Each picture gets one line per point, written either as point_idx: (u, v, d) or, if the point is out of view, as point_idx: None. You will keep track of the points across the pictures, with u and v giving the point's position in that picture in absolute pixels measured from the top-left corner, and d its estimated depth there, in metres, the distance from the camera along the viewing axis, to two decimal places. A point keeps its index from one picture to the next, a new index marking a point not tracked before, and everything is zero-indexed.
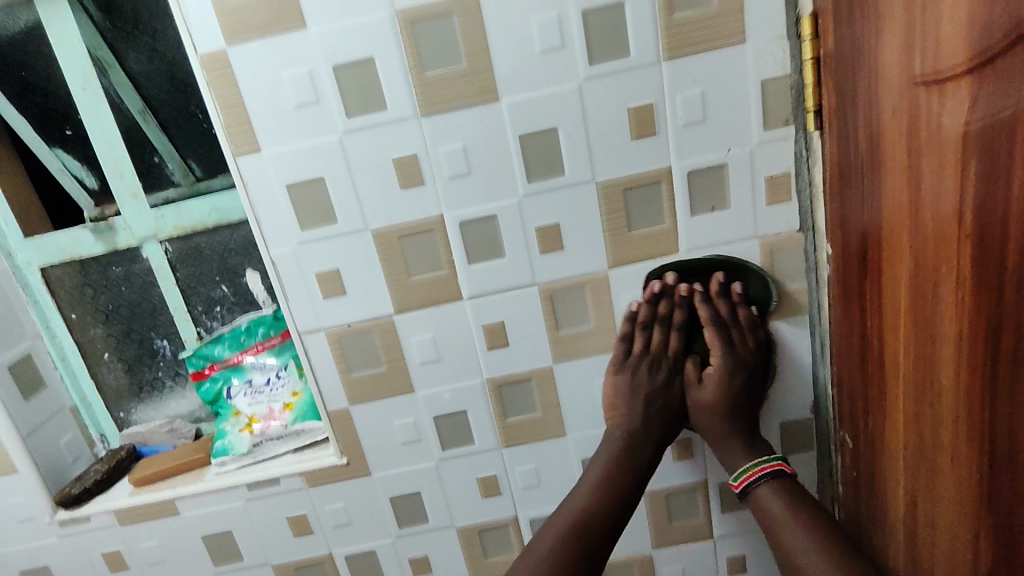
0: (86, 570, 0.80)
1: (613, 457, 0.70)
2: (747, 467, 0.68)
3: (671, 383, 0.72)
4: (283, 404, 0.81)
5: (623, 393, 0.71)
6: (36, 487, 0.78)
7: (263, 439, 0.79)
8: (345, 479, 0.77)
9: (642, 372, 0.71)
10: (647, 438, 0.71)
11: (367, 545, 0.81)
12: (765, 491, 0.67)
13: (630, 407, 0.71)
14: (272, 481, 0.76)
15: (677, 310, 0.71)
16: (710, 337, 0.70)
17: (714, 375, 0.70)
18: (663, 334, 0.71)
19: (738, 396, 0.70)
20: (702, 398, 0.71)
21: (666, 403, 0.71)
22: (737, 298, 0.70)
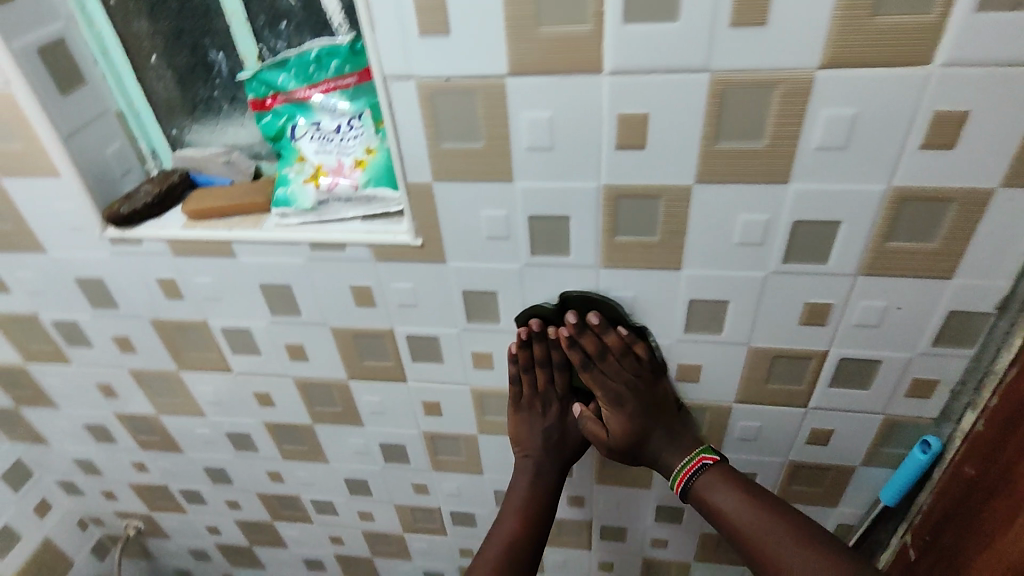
0: (143, 289, 0.77)
1: (525, 435, 0.79)
2: (680, 467, 0.72)
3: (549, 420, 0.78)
4: (355, 161, 0.67)
5: (521, 412, 0.78)
6: (83, 197, 0.70)
7: (330, 197, 0.67)
8: (417, 262, 0.68)
9: (534, 411, 0.78)
10: (614, 430, 0.73)
11: (431, 330, 0.75)
12: (705, 482, 0.70)
13: (534, 441, 0.79)
14: (336, 246, 0.67)
15: (552, 348, 0.72)
16: (617, 413, 0.72)
17: (616, 417, 0.72)
18: (547, 371, 0.75)
19: (636, 434, 0.73)
20: (553, 428, 0.78)
21: (546, 429, 0.78)
22: (595, 328, 0.68)
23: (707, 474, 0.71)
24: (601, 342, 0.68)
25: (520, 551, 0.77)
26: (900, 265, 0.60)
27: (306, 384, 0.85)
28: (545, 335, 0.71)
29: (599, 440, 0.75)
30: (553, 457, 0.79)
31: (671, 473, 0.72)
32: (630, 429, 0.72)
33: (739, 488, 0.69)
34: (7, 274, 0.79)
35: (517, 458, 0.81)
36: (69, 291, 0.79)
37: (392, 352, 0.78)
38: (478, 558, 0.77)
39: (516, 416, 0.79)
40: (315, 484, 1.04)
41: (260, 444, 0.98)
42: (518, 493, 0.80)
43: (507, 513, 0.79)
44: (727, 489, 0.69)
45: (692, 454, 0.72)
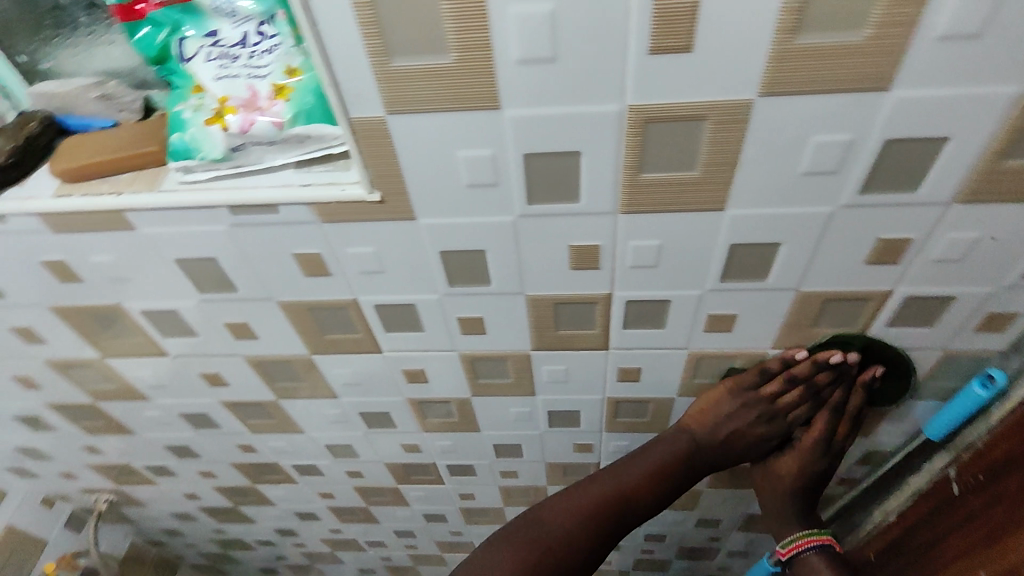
0: (27, 272, 0.60)
1: (718, 416, 0.68)
2: (805, 534, 0.73)
3: (733, 441, 0.69)
4: (272, 87, 0.47)
5: (706, 423, 0.69)
6: None
7: (247, 141, 0.48)
8: (376, 220, 0.51)
9: (743, 420, 0.68)
10: (754, 439, 0.70)
11: (406, 298, 0.60)
12: (817, 563, 0.72)
13: (720, 427, 0.68)
14: (267, 208, 0.50)
15: (836, 383, 0.65)
16: (811, 450, 0.69)
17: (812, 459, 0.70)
18: (792, 396, 0.66)
19: (792, 484, 0.72)
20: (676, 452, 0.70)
21: (729, 436, 0.69)
22: (867, 380, 0.65)
23: (819, 554, 0.72)
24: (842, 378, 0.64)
25: (584, 545, 0.67)
26: (1014, 188, 0.45)
27: (262, 362, 0.71)
28: (841, 367, 0.63)
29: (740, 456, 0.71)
30: (700, 457, 0.70)
31: (787, 538, 0.74)
32: (804, 475, 0.71)
33: (841, 575, 0.71)
34: None
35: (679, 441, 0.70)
36: None
37: (360, 323, 0.64)
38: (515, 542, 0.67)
39: (699, 422, 0.70)
40: (293, 451, 0.93)
41: (222, 421, 0.85)
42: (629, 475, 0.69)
43: (596, 513, 0.68)
44: (829, 574, 0.71)
45: (819, 532, 0.73)
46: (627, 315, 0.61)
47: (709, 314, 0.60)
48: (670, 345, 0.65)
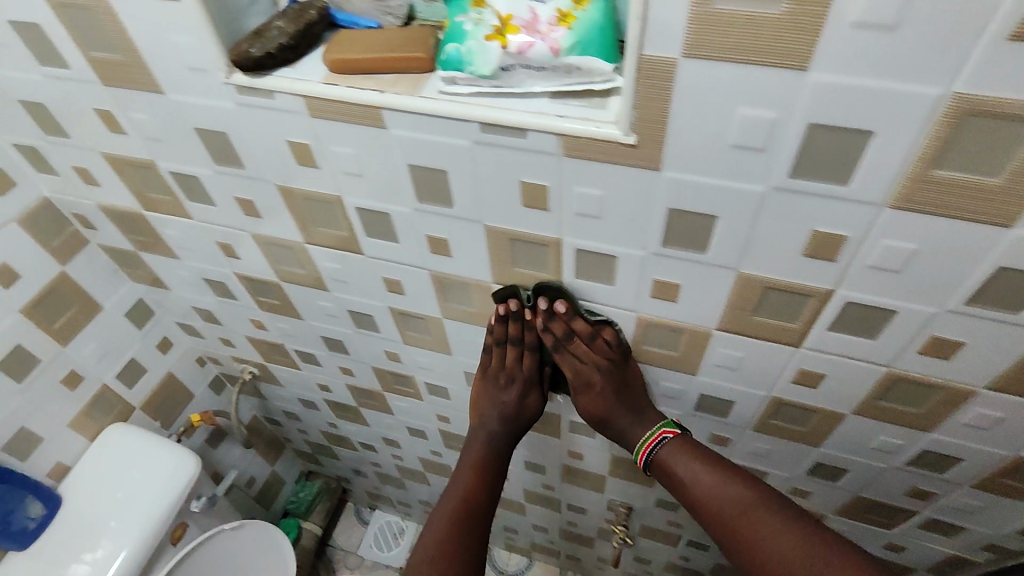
0: (271, 150, 0.63)
1: (485, 402, 0.81)
2: (647, 436, 0.75)
3: (505, 391, 0.80)
4: (557, 14, 0.47)
5: (484, 381, 0.81)
6: (205, 31, 0.53)
7: (517, 63, 0.48)
8: (619, 165, 0.50)
9: (496, 383, 0.80)
10: (522, 404, 0.80)
11: (610, 249, 0.59)
12: (666, 455, 0.74)
13: (488, 411, 0.82)
14: (516, 131, 0.50)
15: (527, 330, 0.74)
16: (604, 383, 0.73)
17: (603, 399, 0.74)
18: (516, 352, 0.78)
19: (604, 411, 0.75)
20: (526, 411, 0.81)
21: (501, 411, 0.81)
22: (601, 342, 0.71)
23: (667, 448, 0.74)
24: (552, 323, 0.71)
25: (479, 497, 0.79)
26: None
27: (443, 280, 0.74)
28: (587, 335, 0.71)
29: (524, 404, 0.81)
30: (501, 420, 0.81)
31: (636, 443, 0.76)
32: (601, 407, 0.75)
33: (699, 456, 0.72)
34: (120, 115, 0.67)
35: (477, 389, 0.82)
36: (189, 141, 0.66)
37: (553, 263, 0.64)
38: (444, 505, 0.79)
39: (479, 388, 0.82)
40: (432, 370, 0.97)
41: (382, 325, 0.90)
42: (474, 452, 0.83)
43: (461, 472, 0.81)
44: (686, 459, 0.72)
45: (669, 428, 0.75)
46: (839, 316, 0.57)
47: (932, 334, 0.55)
48: (870, 358, 0.61)
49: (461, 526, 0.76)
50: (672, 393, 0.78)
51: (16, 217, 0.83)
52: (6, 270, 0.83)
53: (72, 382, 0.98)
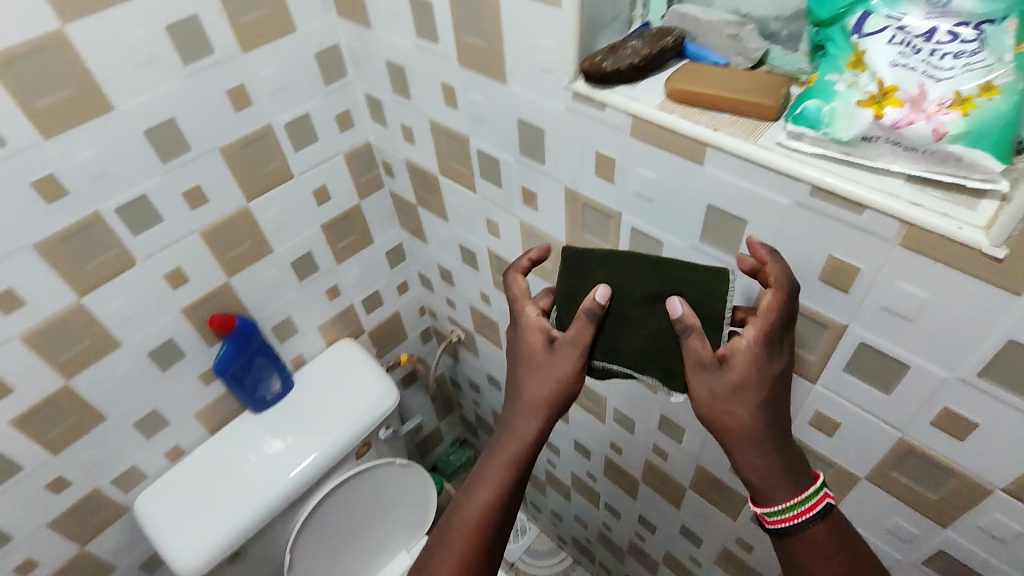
0: (577, 154, 0.67)
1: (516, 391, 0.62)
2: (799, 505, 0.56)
3: (541, 369, 0.61)
4: (955, 96, 0.43)
5: (525, 370, 0.62)
6: (571, 39, 0.58)
7: (885, 136, 0.45)
8: (966, 275, 0.44)
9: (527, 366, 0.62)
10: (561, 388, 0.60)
11: (906, 358, 0.53)
12: (809, 535, 0.57)
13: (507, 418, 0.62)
14: (852, 206, 0.47)
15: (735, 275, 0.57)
16: (753, 353, 0.54)
17: (738, 368, 0.54)
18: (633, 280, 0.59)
19: (728, 423, 0.55)
20: (560, 393, 0.60)
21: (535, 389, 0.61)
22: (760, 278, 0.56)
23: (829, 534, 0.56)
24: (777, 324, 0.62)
25: (489, 548, 0.60)
26: None
27: None
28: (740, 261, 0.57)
29: (568, 388, 0.60)
30: (544, 410, 0.60)
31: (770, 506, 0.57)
32: (751, 386, 0.54)
33: (841, 547, 0.56)
34: (460, 90, 0.75)
35: (518, 397, 0.62)
36: (508, 127, 0.73)
37: (823, 348, 0.59)
38: (460, 516, 0.61)
39: (516, 380, 0.62)
40: (629, 400, 0.95)
41: None
42: (514, 441, 0.61)
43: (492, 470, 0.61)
44: (825, 542, 0.56)
45: (792, 499, 0.56)
46: None
47: None
48: None
49: None
50: (903, 533, 0.67)
51: (344, 151, 0.99)
52: (323, 190, 1.00)
53: (332, 294, 1.15)
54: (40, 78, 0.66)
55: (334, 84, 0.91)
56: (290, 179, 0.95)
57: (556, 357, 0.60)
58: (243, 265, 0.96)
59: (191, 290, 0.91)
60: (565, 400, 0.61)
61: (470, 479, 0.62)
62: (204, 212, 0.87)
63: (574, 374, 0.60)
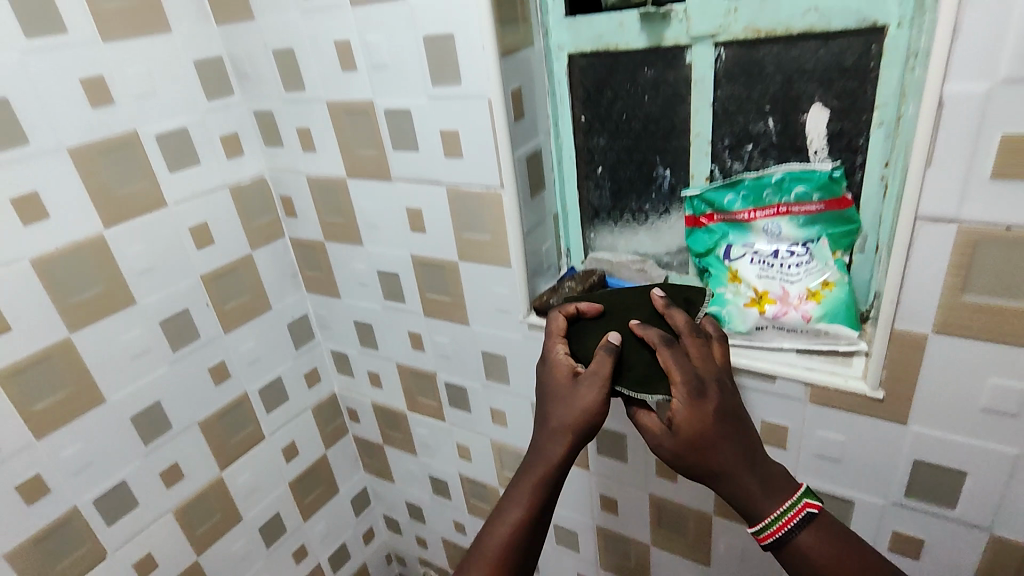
0: None
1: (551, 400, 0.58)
2: (774, 517, 0.52)
3: (572, 391, 0.58)
4: (806, 291, 0.61)
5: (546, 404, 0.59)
6: (520, 287, 0.74)
7: (770, 324, 0.62)
8: (863, 415, 0.58)
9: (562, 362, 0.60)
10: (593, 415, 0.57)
11: (848, 493, 0.63)
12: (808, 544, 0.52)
13: (543, 428, 0.58)
14: (766, 376, 0.61)
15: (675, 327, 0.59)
16: (711, 411, 0.53)
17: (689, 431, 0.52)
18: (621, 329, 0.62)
19: (705, 463, 0.52)
20: (586, 420, 0.56)
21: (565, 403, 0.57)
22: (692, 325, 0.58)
23: (805, 530, 0.53)
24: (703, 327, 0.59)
25: None
26: None
27: (661, 502, 0.80)
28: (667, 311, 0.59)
29: (587, 436, 0.57)
30: (562, 463, 0.57)
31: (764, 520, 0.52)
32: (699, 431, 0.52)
33: None
34: (426, 337, 0.88)
35: (529, 454, 0.59)
36: (473, 360, 0.85)
37: None
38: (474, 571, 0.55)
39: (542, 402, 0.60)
40: None
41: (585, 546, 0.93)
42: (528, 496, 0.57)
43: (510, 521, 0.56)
44: None
45: (780, 508, 0.52)
46: None
47: None
48: None
49: None
50: None
51: (311, 405, 1.06)
52: (292, 446, 1.04)
53: (299, 554, 1.10)
54: (42, 385, 0.71)
55: (303, 347, 1.02)
56: (261, 440, 0.98)
57: (593, 354, 0.57)
58: (211, 538, 0.93)
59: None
60: (593, 426, 0.57)
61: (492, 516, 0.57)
62: (179, 489, 0.87)
63: (602, 394, 0.56)
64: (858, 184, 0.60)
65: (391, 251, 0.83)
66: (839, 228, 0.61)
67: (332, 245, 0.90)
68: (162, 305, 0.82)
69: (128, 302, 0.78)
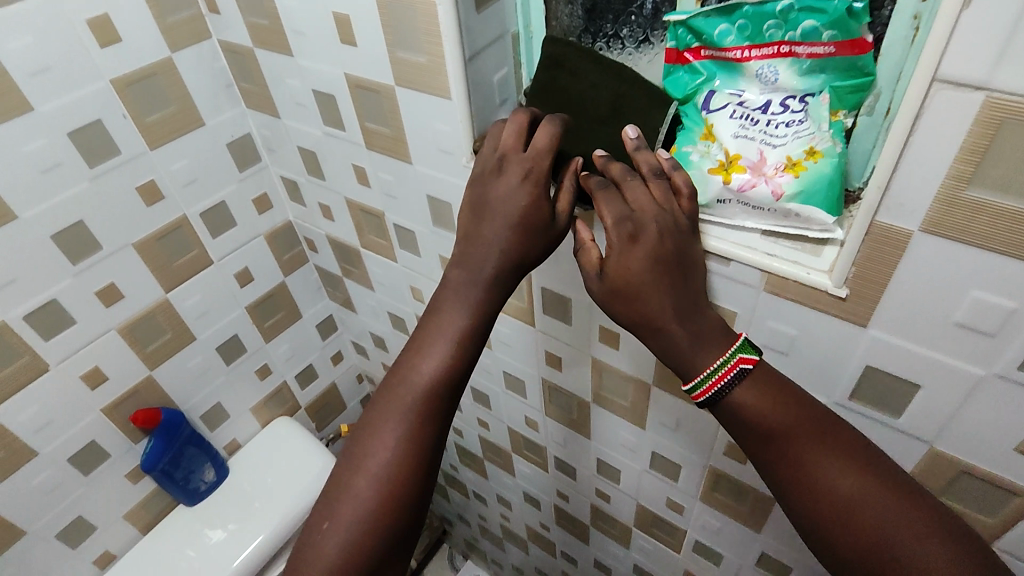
0: None
1: (488, 215, 0.54)
2: (705, 374, 0.49)
3: (506, 201, 0.54)
4: (786, 160, 0.50)
5: (477, 214, 0.55)
6: (463, 126, 0.63)
7: (734, 198, 0.52)
8: (820, 312, 0.51)
9: (495, 178, 0.54)
10: (524, 242, 0.54)
11: None
12: (748, 396, 0.48)
13: (477, 247, 0.54)
14: (719, 259, 0.53)
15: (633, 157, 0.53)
16: (657, 246, 0.49)
17: (624, 264, 0.49)
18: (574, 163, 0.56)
19: (640, 305, 0.50)
20: (512, 244, 0.54)
21: (505, 221, 0.53)
22: (656, 166, 0.52)
23: (743, 385, 0.49)
24: (635, 159, 0.53)
25: (420, 445, 0.53)
26: None
27: (603, 368, 0.76)
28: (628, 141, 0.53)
29: (516, 251, 0.54)
30: (489, 275, 0.54)
31: (698, 377, 0.49)
32: (635, 278, 0.49)
33: None
34: (370, 172, 0.79)
35: (451, 275, 0.56)
36: (419, 203, 0.77)
37: None
38: (392, 401, 0.54)
39: (470, 217, 0.56)
40: (564, 447, 0.98)
41: (530, 394, 0.93)
42: (451, 321, 0.55)
43: (432, 349, 0.54)
44: None
45: (718, 359, 0.48)
46: None
47: None
48: None
49: (397, 493, 0.51)
50: None
51: (264, 233, 1.01)
52: (245, 273, 1.01)
53: (264, 373, 1.14)
54: None
55: (248, 169, 0.93)
56: (209, 265, 0.95)
57: (514, 173, 0.54)
58: (165, 355, 0.95)
59: (110, 388, 0.90)
60: (523, 248, 0.54)
61: (406, 356, 0.55)
62: (120, 309, 0.86)
63: (531, 210, 0.53)
64: (883, 23, 0.46)
65: (324, 68, 0.71)
66: (848, 81, 0.48)
67: (263, 55, 0.77)
68: (66, 115, 0.72)
69: (23, 108, 0.68)
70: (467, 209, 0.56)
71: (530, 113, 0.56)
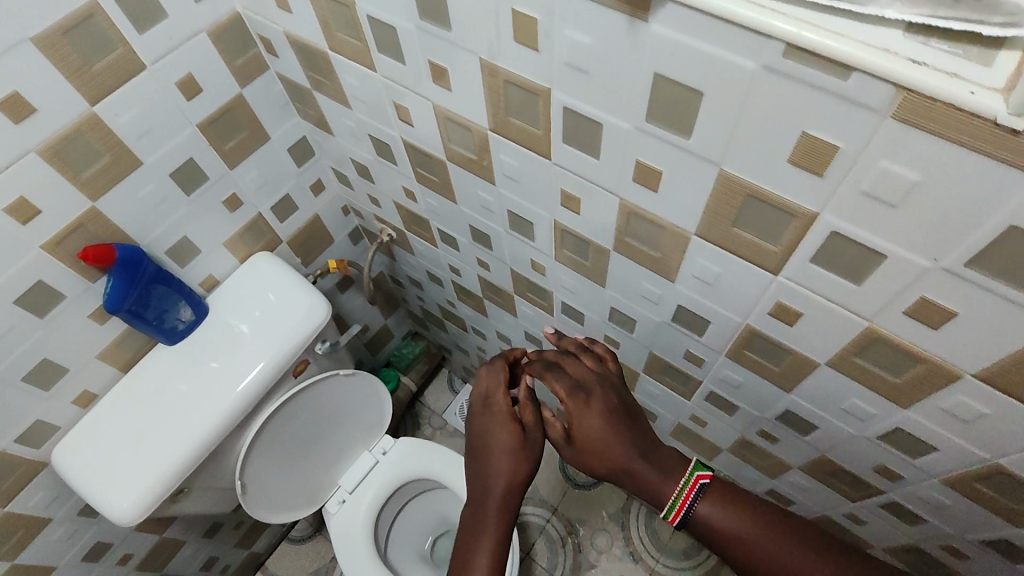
0: (489, 13, 0.52)
1: (481, 459, 0.70)
2: (674, 498, 0.64)
3: (497, 434, 0.70)
4: None
5: (475, 454, 0.71)
6: None
7: None
8: (975, 146, 0.35)
9: (484, 413, 0.73)
10: (526, 443, 0.69)
11: (885, 246, 0.45)
12: (706, 511, 0.64)
13: (482, 471, 0.69)
14: (836, 68, 0.37)
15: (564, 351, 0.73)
16: (602, 402, 0.67)
17: (588, 423, 0.65)
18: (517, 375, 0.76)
19: (612, 461, 0.65)
20: (517, 448, 0.69)
21: (495, 436, 0.70)
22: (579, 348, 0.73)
23: (704, 499, 0.64)
24: (564, 344, 0.75)
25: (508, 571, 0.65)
26: None
27: (632, 213, 0.63)
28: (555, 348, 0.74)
29: (516, 472, 0.68)
30: (507, 475, 0.68)
31: (666, 503, 0.65)
32: (598, 434, 0.65)
33: (739, 507, 0.64)
34: None
35: (467, 502, 0.70)
36: None
37: (789, 237, 0.51)
38: (470, 557, 0.66)
39: (471, 458, 0.71)
40: (575, 295, 0.89)
41: (539, 237, 0.81)
42: (495, 491, 0.68)
43: (488, 521, 0.67)
44: (728, 511, 0.63)
45: (677, 487, 0.64)
46: None
47: None
48: None
49: None
50: (859, 413, 0.64)
51: (207, 29, 0.80)
52: (191, 82, 0.82)
53: (232, 204, 1.00)
54: None
55: None
56: (142, 71, 0.76)
57: (496, 408, 0.72)
58: (107, 184, 0.80)
59: (47, 223, 0.76)
60: (518, 464, 0.68)
61: (463, 533, 0.68)
62: (34, 126, 0.69)
63: (512, 437, 0.69)
64: None
65: None
66: None
67: None
68: None
69: None
70: (467, 449, 0.72)
71: (500, 360, 0.76)
